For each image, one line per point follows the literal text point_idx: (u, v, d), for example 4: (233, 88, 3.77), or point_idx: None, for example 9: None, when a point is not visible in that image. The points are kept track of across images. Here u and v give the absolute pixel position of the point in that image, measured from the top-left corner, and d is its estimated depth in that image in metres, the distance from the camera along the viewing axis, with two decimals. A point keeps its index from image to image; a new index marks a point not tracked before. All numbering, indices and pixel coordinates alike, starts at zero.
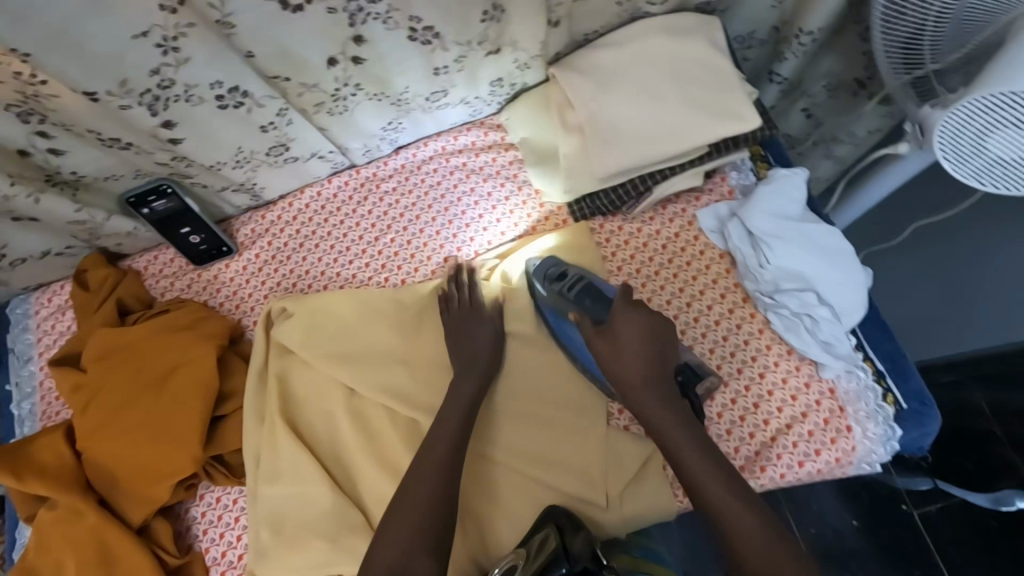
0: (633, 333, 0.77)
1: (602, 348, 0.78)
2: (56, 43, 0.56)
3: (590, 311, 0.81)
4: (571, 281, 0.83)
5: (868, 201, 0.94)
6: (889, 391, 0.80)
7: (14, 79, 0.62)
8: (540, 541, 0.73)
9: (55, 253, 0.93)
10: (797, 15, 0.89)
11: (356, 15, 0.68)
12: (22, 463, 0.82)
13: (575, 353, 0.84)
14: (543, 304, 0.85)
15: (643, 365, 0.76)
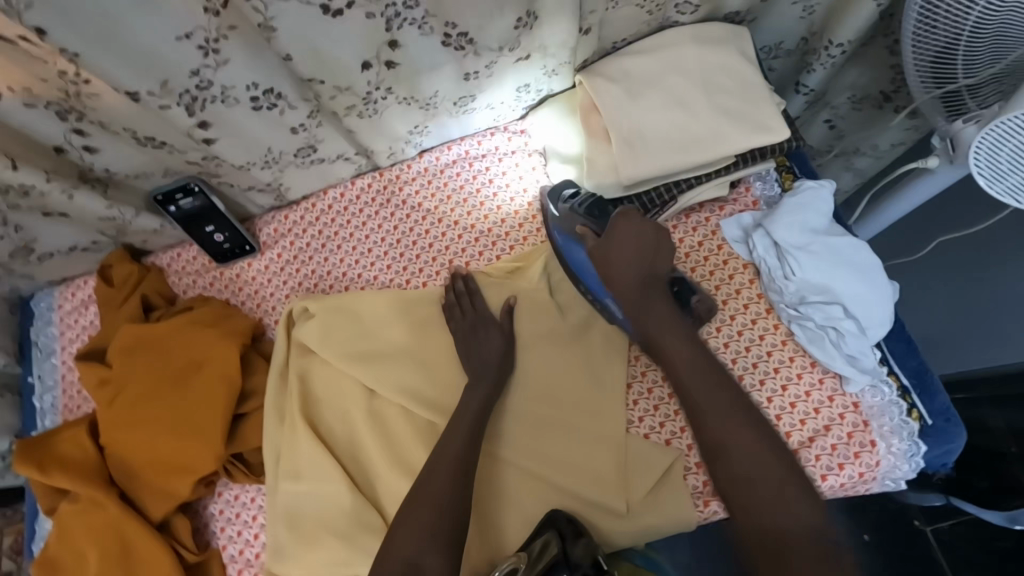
0: (626, 241, 0.80)
1: (604, 258, 0.81)
2: (102, 43, 0.57)
3: (597, 222, 0.87)
4: (582, 199, 0.89)
5: (893, 215, 0.93)
6: (914, 407, 0.79)
7: (58, 77, 0.62)
8: (540, 545, 0.73)
9: (81, 248, 0.94)
10: (826, 27, 0.89)
11: (393, 20, 0.68)
12: (48, 456, 0.83)
13: (578, 273, 0.86)
14: (553, 223, 0.88)
15: (637, 267, 0.80)
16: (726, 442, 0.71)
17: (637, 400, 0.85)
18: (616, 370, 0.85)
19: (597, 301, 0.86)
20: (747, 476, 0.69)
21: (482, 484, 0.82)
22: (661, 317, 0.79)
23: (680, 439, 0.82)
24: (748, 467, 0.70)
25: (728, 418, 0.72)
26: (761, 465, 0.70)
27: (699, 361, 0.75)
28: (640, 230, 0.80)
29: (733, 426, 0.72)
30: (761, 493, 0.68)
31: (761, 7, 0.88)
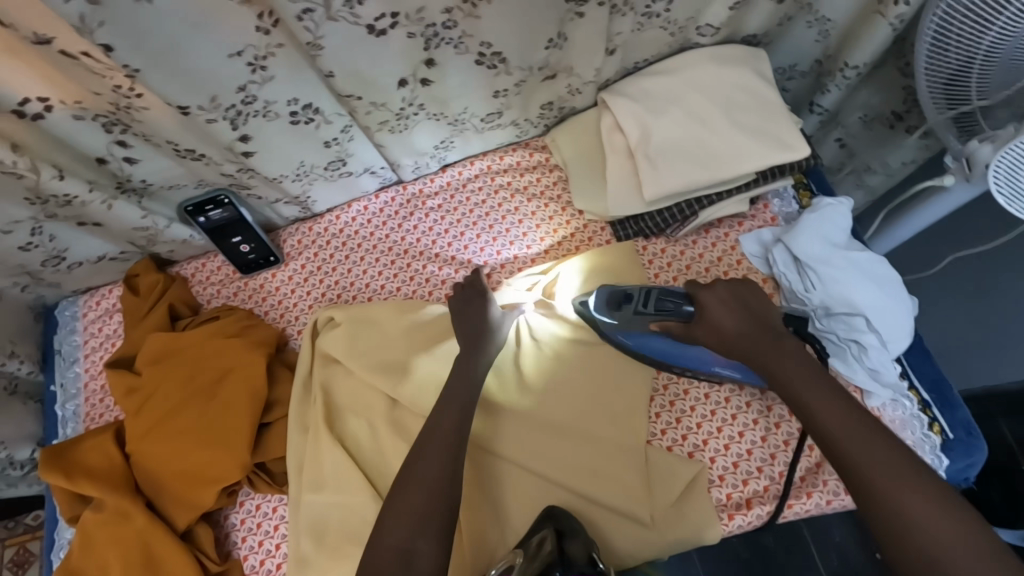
0: (721, 302, 0.81)
1: (707, 335, 0.80)
2: (159, 60, 0.59)
3: (674, 314, 0.83)
4: (641, 298, 0.84)
5: (903, 234, 0.96)
6: (935, 421, 0.80)
7: (112, 91, 0.65)
8: (537, 543, 0.75)
9: (110, 257, 0.95)
10: (842, 49, 0.91)
11: (432, 39, 0.71)
12: (74, 464, 0.84)
13: (666, 361, 0.85)
14: (612, 330, 0.85)
15: (748, 322, 0.79)
16: (910, 510, 0.63)
17: (659, 413, 0.86)
18: (641, 382, 0.86)
19: (705, 374, 0.84)
20: (945, 552, 0.60)
21: (485, 485, 0.83)
22: (792, 364, 0.75)
23: (703, 452, 0.83)
24: (947, 542, 0.60)
25: (893, 467, 0.65)
26: (955, 534, 0.61)
27: (852, 418, 0.69)
28: (729, 288, 0.82)
29: (915, 491, 0.63)
30: (943, 539, 0.61)
31: (777, 30, 0.91)
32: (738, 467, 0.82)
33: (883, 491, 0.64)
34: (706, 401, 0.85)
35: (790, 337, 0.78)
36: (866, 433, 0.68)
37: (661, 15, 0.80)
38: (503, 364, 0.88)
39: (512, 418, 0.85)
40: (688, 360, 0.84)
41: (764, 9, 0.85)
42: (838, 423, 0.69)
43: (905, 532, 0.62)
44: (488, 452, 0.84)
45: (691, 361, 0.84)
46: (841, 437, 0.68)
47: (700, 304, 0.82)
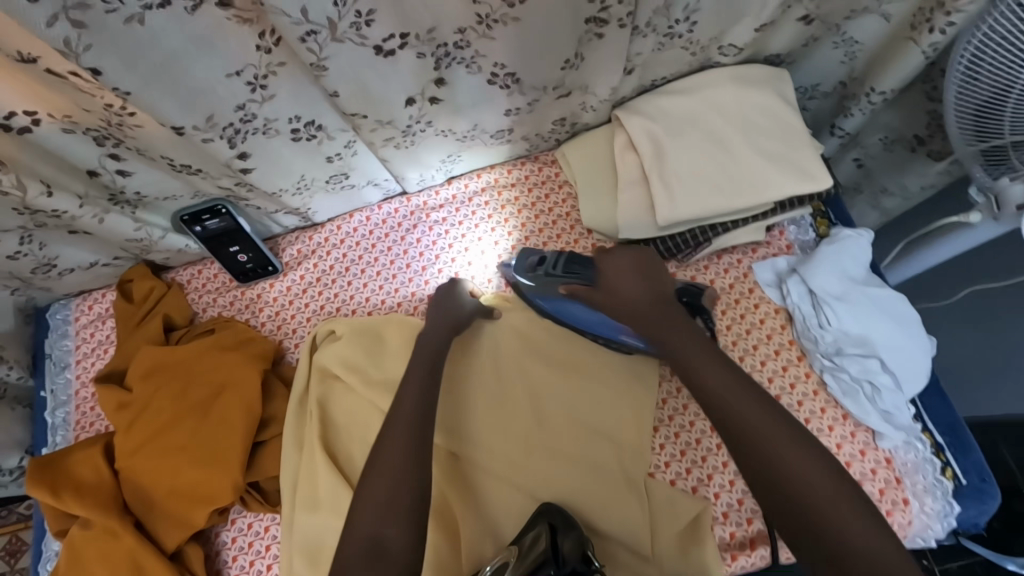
0: (623, 269, 0.81)
1: (604, 299, 0.80)
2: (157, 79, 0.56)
3: (582, 277, 0.82)
4: (553, 261, 0.84)
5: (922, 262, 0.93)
6: (948, 465, 0.77)
7: (104, 109, 0.62)
8: (532, 539, 0.71)
9: (103, 263, 0.92)
10: (868, 73, 0.87)
11: (442, 59, 0.67)
12: (61, 477, 0.82)
13: (580, 326, 0.86)
14: (530, 292, 0.86)
15: (646, 293, 0.79)
16: (790, 459, 0.63)
17: (663, 445, 0.83)
18: (645, 410, 0.83)
19: (611, 342, 0.85)
20: (817, 499, 0.61)
21: (483, 514, 0.80)
22: (685, 332, 0.74)
23: (707, 487, 0.81)
24: (820, 490, 0.61)
25: (797, 444, 0.64)
26: (860, 519, 0.60)
27: (736, 376, 0.69)
28: (630, 256, 0.82)
29: (793, 445, 0.64)
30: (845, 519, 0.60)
31: (802, 50, 0.86)
32: (743, 504, 0.80)
33: (768, 445, 0.64)
34: (712, 434, 0.83)
35: (678, 308, 0.78)
36: (750, 392, 0.68)
37: (683, 35, 0.76)
38: (502, 381, 0.86)
39: (505, 435, 0.83)
40: (601, 326, 0.84)
41: (789, 30, 0.81)
42: (718, 381, 0.69)
43: (782, 482, 0.62)
44: (485, 474, 0.82)
45: (603, 327, 0.84)
46: (731, 400, 0.68)
47: (601, 268, 0.82)
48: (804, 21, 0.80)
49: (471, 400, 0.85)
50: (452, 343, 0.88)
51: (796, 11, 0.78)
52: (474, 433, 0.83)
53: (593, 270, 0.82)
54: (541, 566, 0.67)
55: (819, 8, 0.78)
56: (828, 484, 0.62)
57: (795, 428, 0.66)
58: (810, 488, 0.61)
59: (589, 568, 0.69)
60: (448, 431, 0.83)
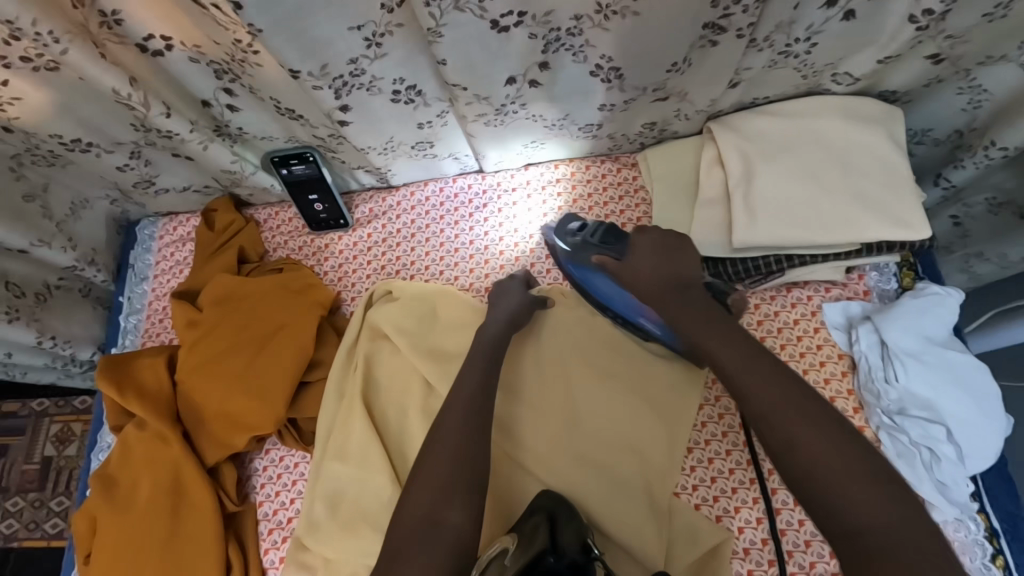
0: (649, 247, 0.81)
1: (626, 275, 0.80)
2: (287, 24, 0.60)
3: (612, 249, 0.82)
4: (592, 229, 0.84)
5: (998, 340, 0.91)
6: (1000, 552, 0.72)
7: (233, 44, 0.67)
8: (531, 528, 0.72)
9: (194, 189, 0.98)
10: (992, 126, 0.81)
11: (552, 44, 0.68)
12: (127, 378, 0.89)
13: (603, 301, 0.86)
14: (565, 258, 0.86)
15: (665, 273, 0.78)
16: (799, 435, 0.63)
17: (694, 467, 0.82)
18: (682, 432, 0.82)
19: (630, 323, 0.85)
20: (825, 474, 0.61)
21: (503, 495, 0.81)
22: (702, 316, 0.74)
23: (731, 518, 0.79)
24: (831, 466, 0.61)
25: (804, 413, 0.64)
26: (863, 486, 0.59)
27: (751, 351, 0.70)
28: (663, 234, 0.81)
29: (803, 421, 0.64)
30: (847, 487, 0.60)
31: (923, 90, 0.81)
32: (767, 545, 0.77)
33: (780, 421, 0.64)
34: (747, 468, 0.80)
35: (701, 292, 0.77)
36: (765, 366, 0.68)
37: (799, 56, 0.74)
38: (548, 380, 0.86)
39: (538, 426, 0.83)
40: (620, 303, 0.84)
41: (914, 67, 0.76)
42: (730, 356, 0.70)
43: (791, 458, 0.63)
44: (511, 459, 0.83)
45: (622, 305, 0.84)
46: (738, 373, 0.68)
47: (633, 245, 0.82)
48: (934, 59, 0.75)
49: (520, 393, 0.86)
50: (511, 339, 0.88)
51: (926, 47, 0.73)
52: (511, 417, 0.84)
53: (625, 245, 0.82)
54: (539, 556, 0.68)
55: (953, 48, 0.73)
56: (841, 462, 0.61)
57: (808, 400, 0.65)
58: (820, 465, 0.61)
59: (588, 558, 0.70)
60: (498, 424, 0.84)
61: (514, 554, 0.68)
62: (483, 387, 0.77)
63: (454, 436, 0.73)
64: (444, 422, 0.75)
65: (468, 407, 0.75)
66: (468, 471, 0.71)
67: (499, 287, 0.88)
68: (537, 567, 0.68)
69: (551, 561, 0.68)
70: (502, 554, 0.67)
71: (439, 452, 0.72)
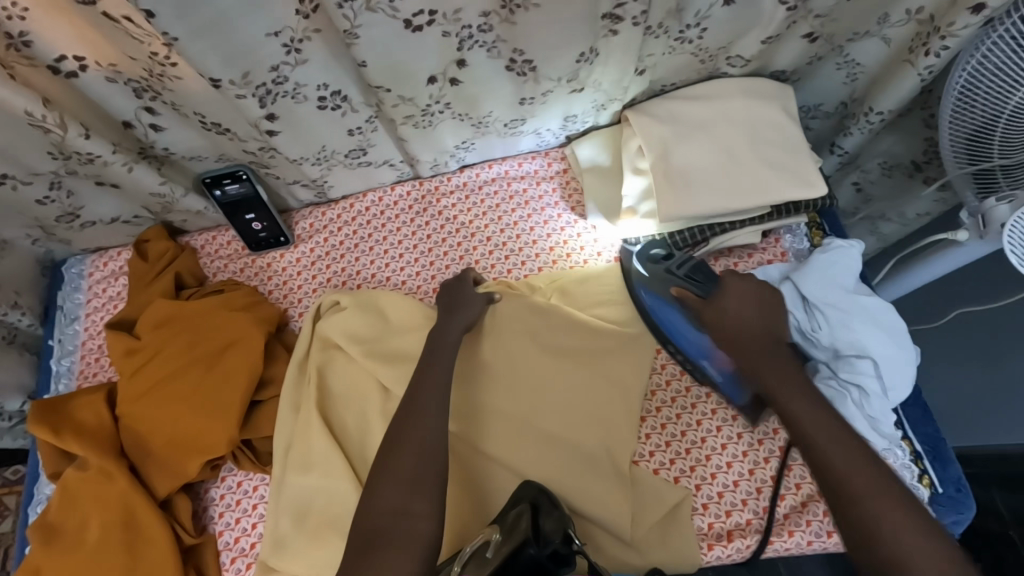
0: (744, 300, 0.80)
1: (715, 316, 0.80)
2: (205, 32, 0.62)
3: (698, 285, 0.84)
4: (678, 261, 0.87)
5: (898, 289, 1.00)
6: (925, 472, 0.79)
7: (150, 58, 0.69)
8: (513, 519, 0.70)
9: (123, 220, 0.96)
10: (868, 94, 0.91)
11: (465, 41, 0.74)
12: (63, 419, 0.85)
13: (669, 334, 0.86)
14: (639, 283, 0.88)
15: (760, 328, 0.78)
16: (883, 516, 0.62)
17: (650, 435, 0.85)
18: (634, 400, 0.85)
19: (688, 361, 0.86)
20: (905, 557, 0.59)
21: (468, 486, 0.82)
22: (791, 380, 0.73)
23: (689, 478, 0.82)
24: (916, 552, 0.59)
25: (883, 492, 0.63)
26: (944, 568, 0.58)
27: (834, 425, 0.68)
28: (756, 287, 0.82)
29: (889, 501, 0.62)
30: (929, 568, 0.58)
31: (806, 68, 0.90)
32: (723, 497, 0.81)
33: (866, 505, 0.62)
34: (698, 428, 0.84)
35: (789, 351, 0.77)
36: (846, 443, 0.66)
37: (693, 41, 0.82)
38: (501, 369, 0.87)
39: (499, 416, 0.85)
40: (688, 342, 0.85)
41: (795, 46, 0.85)
42: (819, 429, 0.68)
43: (875, 540, 0.61)
44: (473, 450, 0.84)
45: (691, 345, 0.85)
46: (822, 443, 0.67)
47: (726, 288, 0.82)
48: (809, 38, 0.84)
49: (478, 386, 0.86)
50: (464, 337, 0.88)
51: (801, 27, 0.82)
52: (472, 411, 0.85)
53: (716, 286, 0.83)
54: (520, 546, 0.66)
55: (823, 26, 0.82)
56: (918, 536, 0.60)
57: (881, 472, 0.64)
58: (904, 548, 0.59)
59: (570, 550, 0.68)
60: (460, 417, 0.85)
61: (497, 545, 0.67)
62: (436, 380, 0.78)
63: (413, 429, 0.74)
64: (400, 416, 0.76)
65: (423, 400, 0.76)
66: (429, 458, 0.72)
67: (447, 287, 0.89)
68: (519, 558, 0.66)
69: (532, 552, 0.66)
70: (484, 547, 0.67)
71: (398, 447, 0.73)
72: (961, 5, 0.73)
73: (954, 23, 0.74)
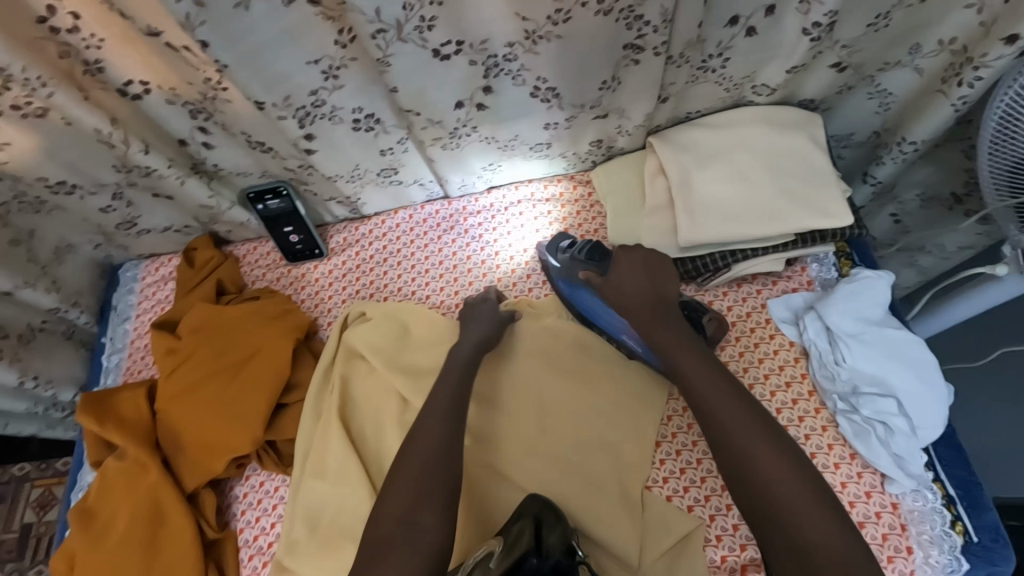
0: (631, 266, 0.86)
1: (610, 290, 0.86)
2: (252, 58, 0.69)
3: (598, 266, 0.89)
4: (580, 246, 0.92)
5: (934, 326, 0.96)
6: (958, 519, 0.75)
7: (204, 83, 0.76)
8: (517, 532, 0.71)
9: (175, 229, 1.04)
10: (901, 124, 0.89)
11: (491, 69, 0.78)
12: (108, 409, 0.91)
13: (591, 317, 0.91)
14: (556, 275, 0.92)
15: (647, 290, 0.84)
16: (753, 455, 0.68)
17: (664, 460, 0.84)
18: (649, 427, 0.84)
19: (614, 339, 0.90)
20: (777, 493, 0.66)
21: (482, 503, 0.82)
22: (678, 333, 0.80)
23: (703, 508, 0.80)
24: (781, 483, 0.66)
25: (758, 440, 0.69)
26: (808, 502, 0.65)
27: (714, 375, 0.75)
28: (643, 254, 0.87)
29: (762, 442, 0.69)
30: (789, 498, 0.65)
31: (836, 97, 0.89)
32: (738, 530, 0.78)
33: (749, 453, 0.69)
34: (714, 457, 0.83)
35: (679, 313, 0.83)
36: (723, 388, 0.74)
37: (717, 70, 0.83)
38: (519, 390, 0.88)
39: (515, 435, 0.85)
40: (608, 321, 0.89)
41: (822, 76, 0.85)
42: (700, 376, 0.75)
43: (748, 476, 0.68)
44: (488, 467, 0.84)
45: (609, 323, 0.89)
46: (703, 390, 0.74)
47: (616, 261, 0.88)
48: (837, 67, 0.83)
49: (498, 404, 0.88)
50: (485, 359, 0.91)
51: (828, 57, 0.82)
52: (491, 431, 0.86)
53: (608, 262, 0.89)
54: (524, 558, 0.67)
55: (851, 56, 0.82)
56: (798, 484, 0.66)
57: (757, 415, 0.71)
58: (768, 481, 0.67)
59: (571, 562, 0.70)
60: (476, 434, 0.86)
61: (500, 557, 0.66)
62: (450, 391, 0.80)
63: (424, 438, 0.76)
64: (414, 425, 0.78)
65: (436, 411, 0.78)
66: (439, 470, 0.73)
67: (471, 305, 0.91)
68: (520, 569, 0.68)
69: (535, 563, 0.68)
70: (486, 559, 0.66)
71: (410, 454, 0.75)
72: (995, 36, 0.72)
73: (987, 53, 0.73)
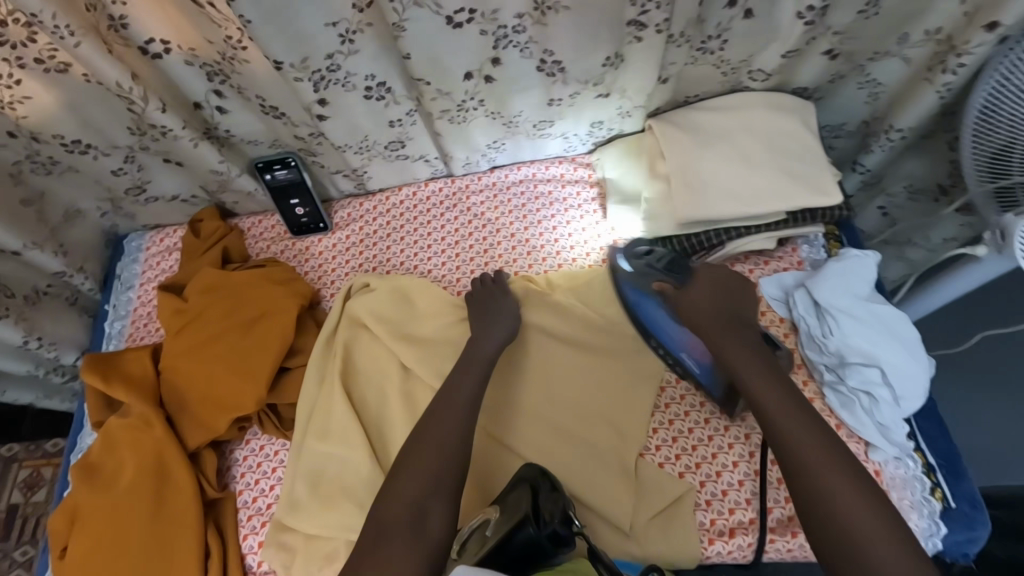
0: (710, 280, 0.85)
1: (684, 303, 0.85)
2: (274, 15, 0.72)
3: (674, 278, 0.87)
4: (657, 256, 0.89)
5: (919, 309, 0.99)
6: (938, 485, 0.78)
7: (224, 42, 0.79)
8: (514, 500, 0.73)
9: (183, 199, 1.06)
10: (890, 112, 0.93)
11: (500, 40, 0.81)
12: (114, 368, 0.93)
13: (650, 329, 0.88)
14: (625, 279, 0.90)
15: (721, 307, 0.83)
16: (807, 460, 0.69)
17: (657, 429, 0.86)
18: (646, 400, 0.87)
19: (670, 356, 0.87)
20: (826, 496, 0.67)
21: (482, 468, 0.85)
22: (748, 352, 0.79)
23: (693, 474, 0.83)
24: (831, 483, 0.68)
25: (805, 437, 0.71)
26: (853, 497, 0.67)
27: (777, 388, 0.75)
28: (725, 275, 0.86)
29: (814, 447, 0.70)
30: (822, 478, 0.68)
31: (828, 86, 0.93)
32: (727, 494, 0.81)
33: (797, 455, 0.70)
34: (705, 426, 0.85)
35: (756, 334, 0.81)
36: (781, 396, 0.74)
37: (714, 52, 0.87)
38: (535, 372, 0.90)
39: (522, 410, 0.88)
40: (668, 335, 0.87)
41: (816, 63, 0.89)
42: (762, 388, 0.75)
43: (796, 474, 0.69)
44: (488, 435, 0.87)
45: (670, 338, 0.87)
46: (762, 397, 0.75)
47: (696, 276, 0.87)
48: (829, 54, 0.87)
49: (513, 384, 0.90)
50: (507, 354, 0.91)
51: (821, 44, 0.86)
52: (498, 407, 0.88)
53: (688, 275, 0.87)
54: (518, 526, 0.68)
55: (843, 43, 0.86)
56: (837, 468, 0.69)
57: (814, 421, 0.72)
58: (810, 470, 0.69)
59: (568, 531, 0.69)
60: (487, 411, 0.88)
61: (495, 523, 0.72)
62: None
63: None
64: None
65: None
66: None
67: None
68: (516, 535, 0.69)
69: (530, 532, 0.68)
70: (485, 526, 0.73)
71: None
72: (977, 23, 0.76)
73: (970, 40, 0.77)
